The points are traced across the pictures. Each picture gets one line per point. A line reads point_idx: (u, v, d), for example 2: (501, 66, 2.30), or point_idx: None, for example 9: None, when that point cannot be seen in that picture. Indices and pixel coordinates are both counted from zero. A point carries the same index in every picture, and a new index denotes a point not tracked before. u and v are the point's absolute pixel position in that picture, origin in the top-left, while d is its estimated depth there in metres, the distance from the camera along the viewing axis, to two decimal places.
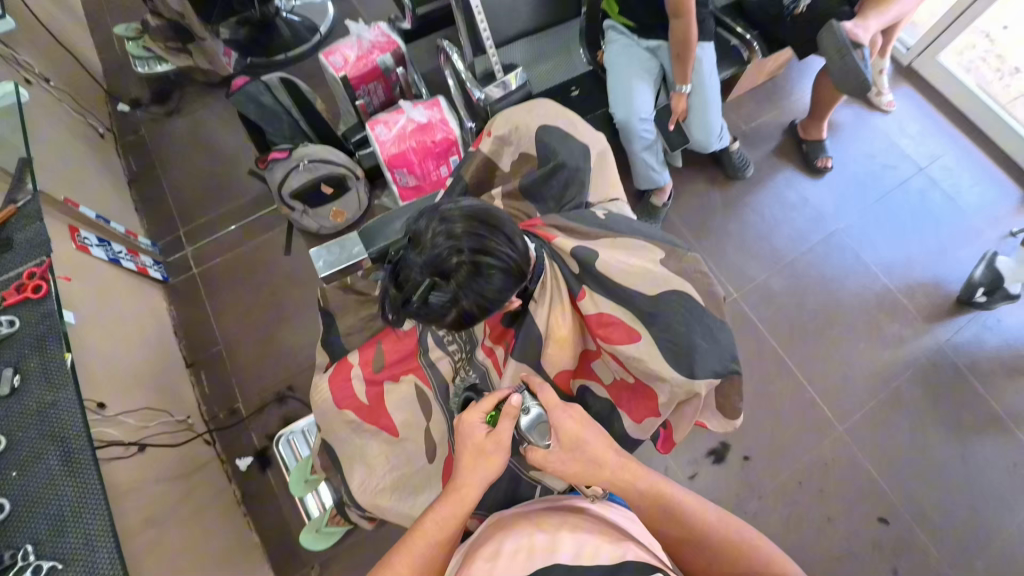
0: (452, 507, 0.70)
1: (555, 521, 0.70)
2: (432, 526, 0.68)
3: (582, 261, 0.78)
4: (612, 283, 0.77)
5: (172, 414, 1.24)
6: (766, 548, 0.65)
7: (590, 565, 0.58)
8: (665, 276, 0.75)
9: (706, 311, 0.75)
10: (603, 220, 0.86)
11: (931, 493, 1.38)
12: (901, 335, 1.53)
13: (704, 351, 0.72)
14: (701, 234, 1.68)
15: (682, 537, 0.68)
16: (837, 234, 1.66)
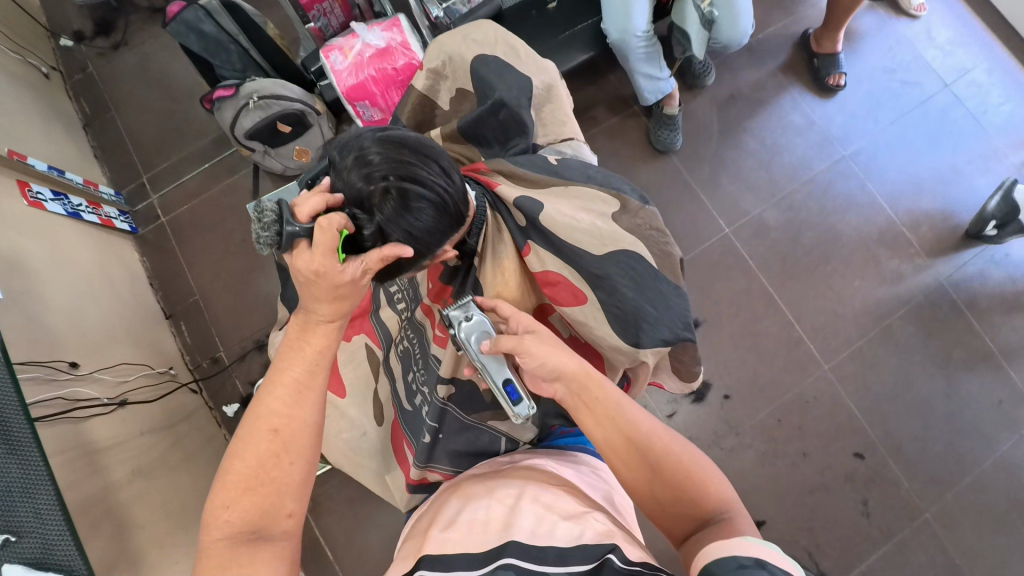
0: (305, 350, 0.61)
1: (515, 485, 0.70)
2: (283, 378, 0.59)
3: (527, 213, 0.76)
4: (559, 241, 0.76)
5: (153, 366, 1.26)
6: (704, 469, 0.61)
7: (545, 547, 0.57)
8: (615, 234, 0.75)
9: (659, 273, 0.74)
10: (555, 167, 0.82)
11: (912, 429, 1.37)
12: (899, 271, 1.46)
13: (653, 319, 0.73)
14: (695, 163, 1.56)
15: (625, 451, 0.62)
16: (842, 161, 1.53)
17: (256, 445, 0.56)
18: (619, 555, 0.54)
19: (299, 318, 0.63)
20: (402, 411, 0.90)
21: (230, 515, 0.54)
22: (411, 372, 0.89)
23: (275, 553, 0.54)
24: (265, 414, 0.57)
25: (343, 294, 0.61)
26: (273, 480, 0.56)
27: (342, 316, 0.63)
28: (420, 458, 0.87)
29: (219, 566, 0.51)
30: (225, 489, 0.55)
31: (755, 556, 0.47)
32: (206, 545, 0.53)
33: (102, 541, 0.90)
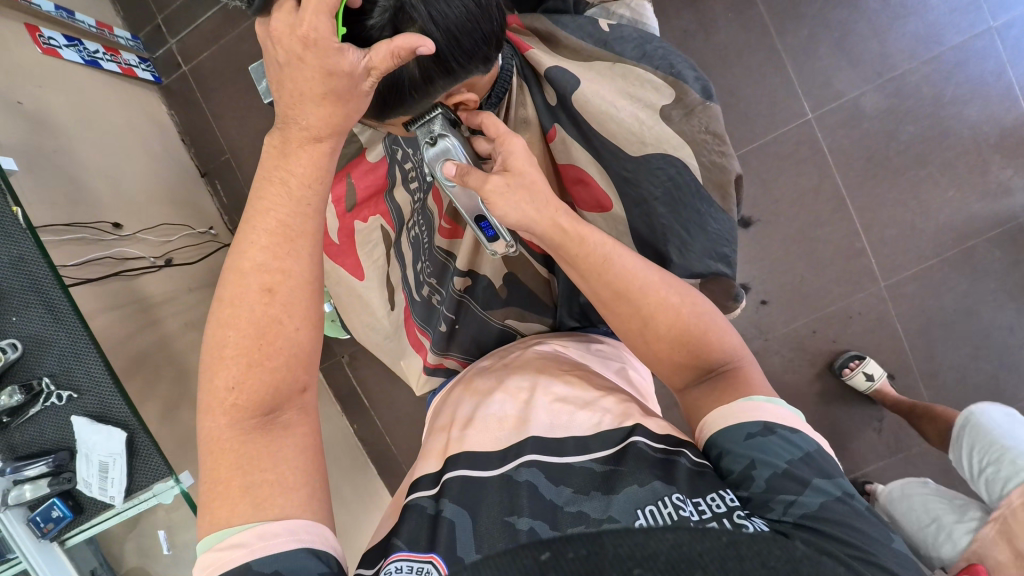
0: (288, 185, 0.49)
1: (528, 369, 0.56)
2: (266, 224, 0.48)
3: (558, 91, 0.60)
4: (590, 131, 0.61)
5: (194, 227, 1.30)
6: (709, 317, 0.54)
7: (564, 438, 0.45)
8: (658, 133, 0.58)
9: (702, 191, 0.59)
10: (604, 34, 0.60)
11: (956, 356, 1.30)
12: (1008, 183, 1.23)
13: (684, 242, 0.60)
14: (788, 23, 1.26)
15: (619, 307, 0.54)
16: (985, 35, 1.20)
17: (248, 308, 0.47)
18: (643, 438, 0.44)
19: (278, 135, 0.50)
20: (413, 303, 0.82)
21: (236, 396, 0.46)
22: (420, 263, 0.80)
23: (293, 435, 0.47)
24: (252, 271, 0.48)
25: (335, 90, 0.47)
26: (275, 352, 0.47)
27: (333, 132, 0.50)
28: (438, 345, 0.80)
29: (235, 453, 0.45)
30: (224, 363, 0.47)
31: (763, 421, 0.46)
32: (213, 425, 0.46)
33: (165, 384, 1.03)
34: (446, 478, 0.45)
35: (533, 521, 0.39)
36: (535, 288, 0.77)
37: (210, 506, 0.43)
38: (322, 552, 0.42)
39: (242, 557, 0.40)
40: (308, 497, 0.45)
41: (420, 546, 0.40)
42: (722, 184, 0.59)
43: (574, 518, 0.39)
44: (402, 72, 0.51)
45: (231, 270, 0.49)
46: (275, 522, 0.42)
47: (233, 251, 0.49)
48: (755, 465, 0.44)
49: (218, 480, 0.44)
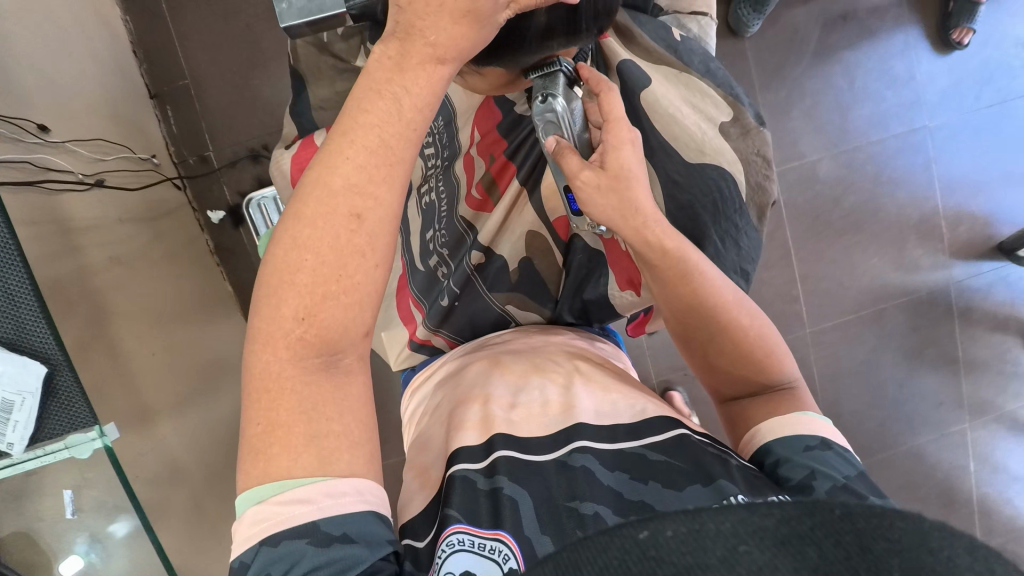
0: (400, 106, 0.37)
1: (557, 355, 0.56)
2: (365, 137, 0.37)
3: (626, 84, 0.58)
4: (647, 131, 0.58)
5: (135, 151, 1.12)
6: (773, 335, 0.50)
7: (614, 425, 0.45)
8: (716, 146, 0.57)
9: (742, 207, 0.58)
10: (675, 42, 0.59)
11: (856, 403, 1.47)
12: (919, 261, 1.43)
13: (716, 254, 0.58)
14: (772, 82, 1.36)
15: (677, 301, 0.50)
16: (920, 132, 1.39)
17: (329, 233, 0.37)
18: (688, 431, 0.44)
19: (394, 43, 0.37)
20: (414, 272, 0.77)
21: (305, 330, 0.37)
22: (432, 231, 0.75)
23: (356, 384, 0.39)
24: (341, 192, 0.37)
25: (478, 6, 0.35)
26: (352, 289, 0.37)
27: (457, 54, 0.37)
28: (432, 319, 0.74)
29: (298, 396, 0.37)
30: (290, 290, 0.37)
31: (821, 436, 0.43)
32: (271, 360, 0.37)
33: (77, 324, 0.87)
34: (496, 456, 0.43)
35: (598, 506, 0.39)
36: (547, 278, 0.74)
37: (263, 454, 0.36)
38: (385, 517, 0.38)
39: (308, 516, 0.35)
40: (371, 454, 0.39)
41: (484, 522, 0.39)
42: (762, 206, 0.59)
43: (638, 507, 0.39)
44: (528, 22, 0.39)
45: (310, 182, 0.37)
46: (339, 479, 0.36)
47: (316, 163, 0.37)
48: (816, 476, 0.39)
49: (274, 425, 0.36)
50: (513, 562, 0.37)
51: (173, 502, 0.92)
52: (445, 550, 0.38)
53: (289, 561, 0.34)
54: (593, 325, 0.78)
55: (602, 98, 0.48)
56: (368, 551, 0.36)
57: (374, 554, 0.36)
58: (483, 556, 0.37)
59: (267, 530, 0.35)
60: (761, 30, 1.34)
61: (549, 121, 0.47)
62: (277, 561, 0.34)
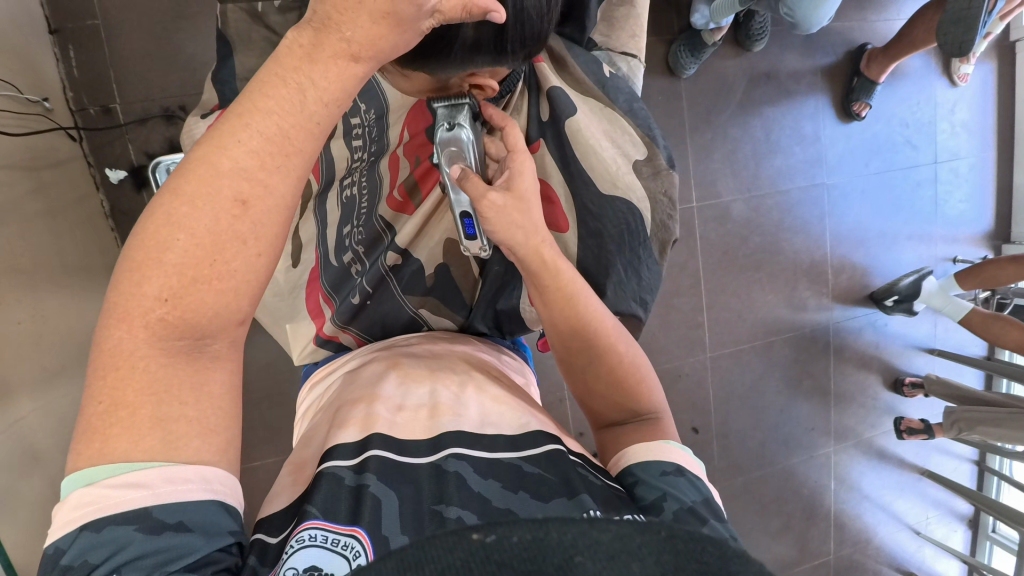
0: (302, 97, 0.33)
1: (457, 364, 0.55)
2: (263, 122, 0.32)
3: (556, 108, 0.59)
4: (571, 158, 0.60)
5: (23, 91, 0.98)
6: (647, 366, 0.54)
7: (495, 435, 0.44)
8: (629, 182, 0.60)
9: (647, 241, 0.62)
10: (605, 78, 0.62)
11: (741, 424, 1.60)
12: (807, 302, 1.59)
13: (619, 282, 0.61)
14: (699, 123, 1.45)
15: (563, 323, 0.52)
16: (819, 187, 1.55)
17: (206, 214, 0.32)
18: (563, 447, 0.44)
19: (307, 32, 0.33)
20: (327, 266, 0.75)
21: (167, 312, 0.31)
22: (350, 227, 0.73)
23: (225, 371, 0.34)
24: (227, 173, 0.32)
25: (398, 9, 0.32)
26: (228, 275, 0.32)
27: (374, 55, 0.33)
28: (340, 316, 0.73)
29: (150, 376, 0.31)
30: (151, 262, 0.31)
31: (676, 462, 0.44)
32: (123, 338, 0.31)
33: None
34: (368, 456, 0.41)
35: (462, 511, 0.37)
36: (461, 285, 0.74)
37: (100, 433, 0.30)
38: (235, 506, 0.33)
39: (137, 500, 0.29)
40: (229, 443, 0.33)
41: (341, 517, 0.37)
42: (664, 242, 0.63)
43: (501, 514, 0.38)
44: (454, 33, 0.39)
45: (194, 158, 0.32)
46: (186, 466, 0.31)
47: (204, 140, 0.32)
48: (666, 498, 0.41)
49: (118, 405, 0.30)
50: (362, 559, 0.34)
51: (22, 488, 0.82)
52: (294, 545, 0.34)
53: (109, 550, 0.28)
54: (505, 338, 0.79)
55: (506, 132, 0.50)
56: (205, 541, 0.30)
57: (211, 545, 0.31)
58: (333, 552, 0.34)
59: (88, 514, 0.28)
60: (698, 75, 1.43)
61: (451, 153, 0.49)
62: (96, 548, 0.28)
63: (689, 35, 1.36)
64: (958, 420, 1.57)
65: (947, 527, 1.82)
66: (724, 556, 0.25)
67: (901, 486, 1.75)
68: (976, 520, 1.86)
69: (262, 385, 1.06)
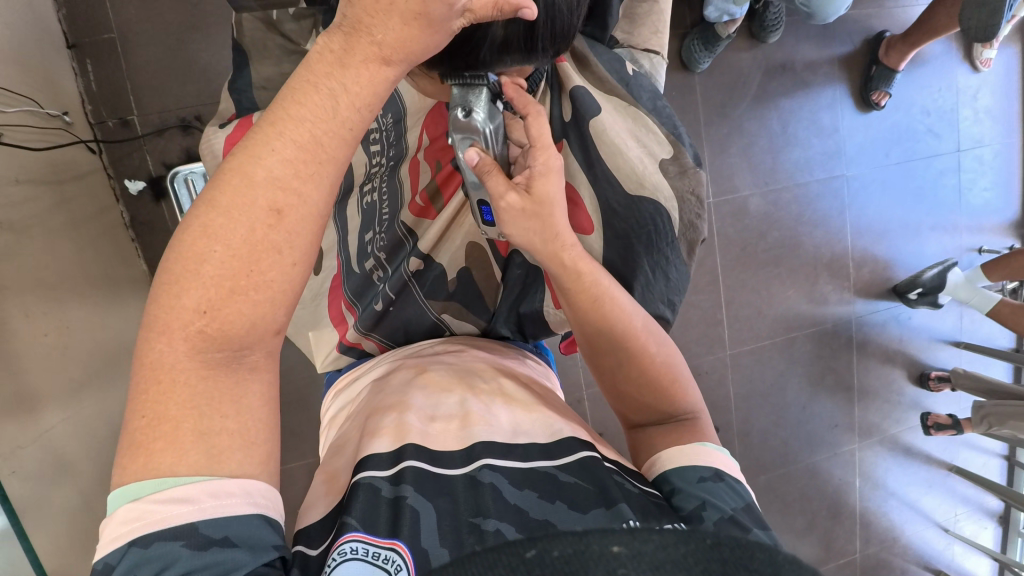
0: (335, 103, 0.32)
1: (485, 370, 0.54)
2: (296, 130, 0.32)
3: (580, 108, 0.58)
4: (595, 158, 0.59)
5: (42, 106, 0.99)
6: (680, 364, 0.52)
7: (527, 443, 0.44)
8: (657, 181, 0.59)
9: (674, 240, 0.61)
10: (627, 75, 0.61)
11: (763, 423, 1.58)
12: (828, 296, 1.56)
13: (647, 282, 0.60)
14: (715, 118, 1.43)
15: (589, 326, 0.51)
16: (838, 180, 1.52)
17: (242, 224, 0.31)
18: (598, 454, 0.43)
19: (338, 37, 0.32)
20: (349, 273, 0.75)
21: (206, 324, 0.31)
22: (371, 232, 0.73)
23: (262, 382, 0.33)
24: (261, 183, 0.31)
25: (429, 9, 0.31)
26: (264, 286, 0.32)
27: (405, 57, 0.33)
28: (365, 322, 0.72)
29: (190, 390, 0.31)
30: (189, 275, 0.31)
31: (714, 466, 0.43)
32: (162, 351, 0.31)
33: None
34: (403, 466, 0.40)
35: (501, 523, 0.36)
36: (484, 289, 0.73)
37: (142, 449, 0.29)
38: (277, 520, 0.32)
39: (185, 515, 0.28)
40: (269, 455, 0.33)
41: (380, 529, 0.36)
42: (692, 241, 0.62)
43: (541, 526, 0.37)
44: (483, 33, 0.38)
45: (227, 168, 0.32)
46: (229, 479, 0.30)
47: (238, 150, 0.32)
48: (706, 506, 0.39)
49: (160, 419, 0.30)
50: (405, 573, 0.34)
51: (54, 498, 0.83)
52: (336, 559, 0.34)
53: (159, 565, 0.28)
54: (528, 341, 0.79)
55: (528, 121, 0.46)
56: (251, 556, 0.29)
57: (257, 560, 0.30)
58: (375, 565, 0.34)
59: (136, 530, 0.28)
60: (713, 69, 1.41)
61: (469, 135, 0.45)
62: (142, 566, 0.27)
63: (703, 29, 1.33)
64: (987, 415, 1.54)
65: (976, 523, 1.78)
66: (775, 561, 0.24)
67: (928, 482, 1.71)
68: (1006, 515, 1.81)
69: (284, 391, 1.07)
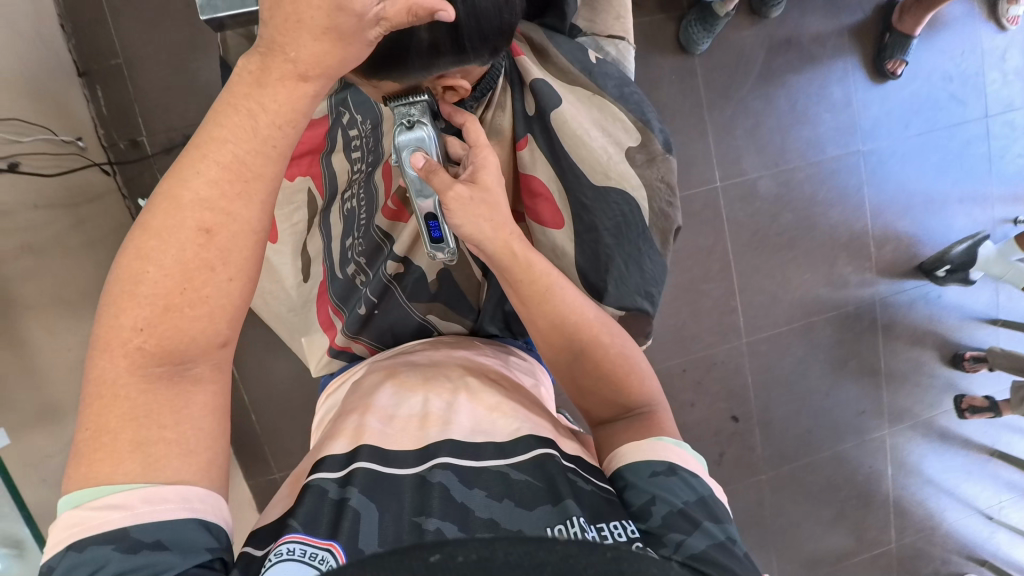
0: (255, 122, 0.33)
1: (453, 371, 0.55)
2: (219, 151, 0.33)
3: (540, 100, 0.57)
4: (560, 150, 0.58)
5: (57, 133, 1.05)
6: (638, 357, 0.52)
7: (481, 443, 0.44)
8: (622, 170, 0.58)
9: (645, 230, 0.60)
10: (590, 64, 0.60)
11: (785, 412, 1.52)
12: (850, 279, 1.49)
13: (620, 275, 0.60)
14: (718, 100, 1.38)
15: (546, 325, 0.51)
16: (854, 155, 1.45)
17: (173, 245, 0.33)
18: (556, 452, 0.44)
19: (254, 58, 0.33)
20: (334, 279, 0.77)
21: (143, 341, 0.32)
22: (351, 239, 0.74)
23: (207, 393, 0.35)
24: (188, 205, 0.33)
25: (339, 23, 0.32)
26: (201, 302, 0.34)
27: (323, 72, 0.34)
28: (351, 326, 0.74)
29: (130, 403, 0.32)
30: (127, 296, 0.33)
31: (669, 461, 0.44)
32: (105, 369, 0.32)
33: None
34: (355, 467, 0.41)
35: (442, 522, 0.38)
36: (466, 290, 0.73)
37: (85, 459, 0.31)
38: (216, 523, 0.33)
39: (118, 520, 0.30)
40: (211, 462, 0.34)
41: (321, 531, 0.37)
42: (664, 231, 0.61)
43: (487, 524, 0.38)
44: (409, 37, 0.38)
45: (158, 193, 0.33)
46: (165, 486, 0.31)
47: (167, 175, 0.33)
48: (655, 501, 0.41)
49: (101, 431, 0.31)
50: None
51: None
52: (273, 558, 0.35)
53: (91, 568, 0.29)
54: (518, 337, 0.79)
55: (467, 129, 0.49)
56: (181, 557, 0.30)
57: (188, 561, 0.31)
58: (309, 565, 0.35)
59: (74, 534, 0.29)
60: (715, 49, 1.36)
61: (415, 144, 0.47)
62: (77, 567, 0.29)
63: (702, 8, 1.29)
64: None
65: None
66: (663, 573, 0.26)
67: (966, 468, 1.62)
68: None
69: None
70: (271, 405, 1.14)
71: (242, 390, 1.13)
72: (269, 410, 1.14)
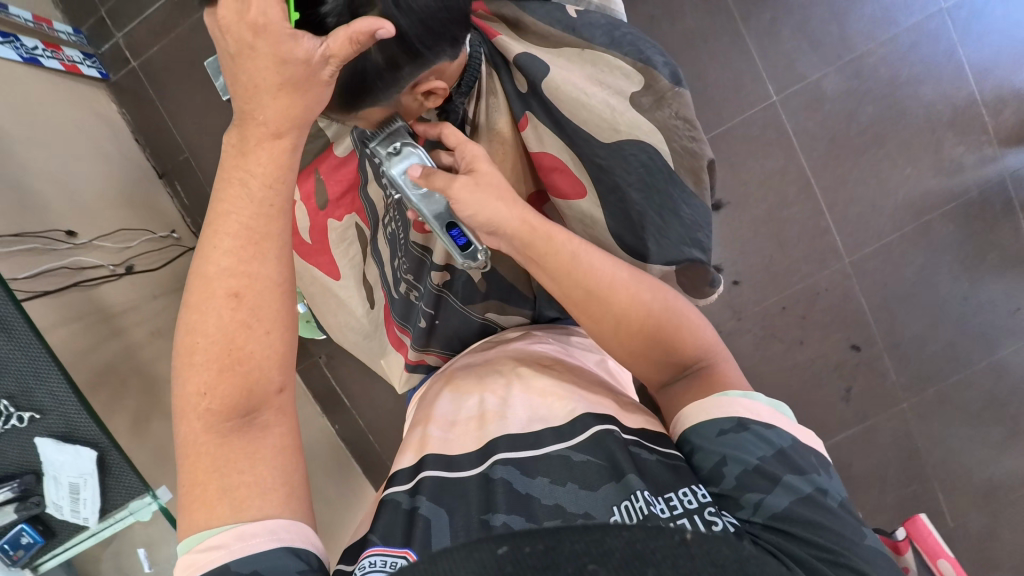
0: (249, 188, 0.39)
1: (503, 365, 0.55)
2: (227, 223, 0.38)
3: (529, 74, 0.55)
4: (562, 117, 0.56)
5: (154, 230, 1.21)
6: (680, 306, 0.50)
7: (541, 430, 0.45)
8: (631, 119, 0.55)
9: (674, 176, 0.56)
10: (572, 19, 0.57)
11: (932, 333, 1.25)
12: (961, 159, 1.21)
13: (658, 230, 0.56)
14: (753, 5, 1.21)
15: (579, 294, 0.49)
16: (937, 16, 1.18)
17: (213, 316, 0.38)
18: (616, 427, 0.43)
19: (236, 132, 0.39)
20: (392, 300, 0.81)
21: (209, 401, 0.37)
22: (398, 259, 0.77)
23: (274, 436, 0.39)
24: (216, 277, 0.38)
25: (293, 76, 0.37)
26: (247, 358, 0.38)
27: (291, 124, 0.39)
28: (419, 341, 0.78)
29: (211, 456, 0.37)
30: (189, 367, 0.38)
31: (736, 416, 0.41)
32: (187, 431, 0.38)
33: (133, 395, 0.98)
34: (422, 477, 0.44)
35: (507, 517, 0.39)
36: (516, 282, 0.73)
37: (188, 510, 0.36)
38: (305, 550, 0.36)
39: (218, 558, 0.34)
40: (288, 495, 0.38)
41: (397, 540, 0.40)
42: (695, 169, 0.56)
43: (555, 511, 0.39)
44: (364, 61, 0.42)
45: (193, 273, 0.39)
46: (251, 522, 0.35)
47: (196, 255, 0.39)
48: (726, 462, 0.40)
49: (195, 484, 0.37)
50: None
51: None
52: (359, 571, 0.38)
53: None
54: None
55: (445, 134, 0.51)
56: None
57: None
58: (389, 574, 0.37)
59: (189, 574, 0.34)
60: None
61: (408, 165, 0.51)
62: None
63: None
64: None
65: None
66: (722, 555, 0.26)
67: None
68: None
69: None
70: (380, 424, 1.23)
71: (353, 415, 1.24)
72: (379, 430, 1.24)
